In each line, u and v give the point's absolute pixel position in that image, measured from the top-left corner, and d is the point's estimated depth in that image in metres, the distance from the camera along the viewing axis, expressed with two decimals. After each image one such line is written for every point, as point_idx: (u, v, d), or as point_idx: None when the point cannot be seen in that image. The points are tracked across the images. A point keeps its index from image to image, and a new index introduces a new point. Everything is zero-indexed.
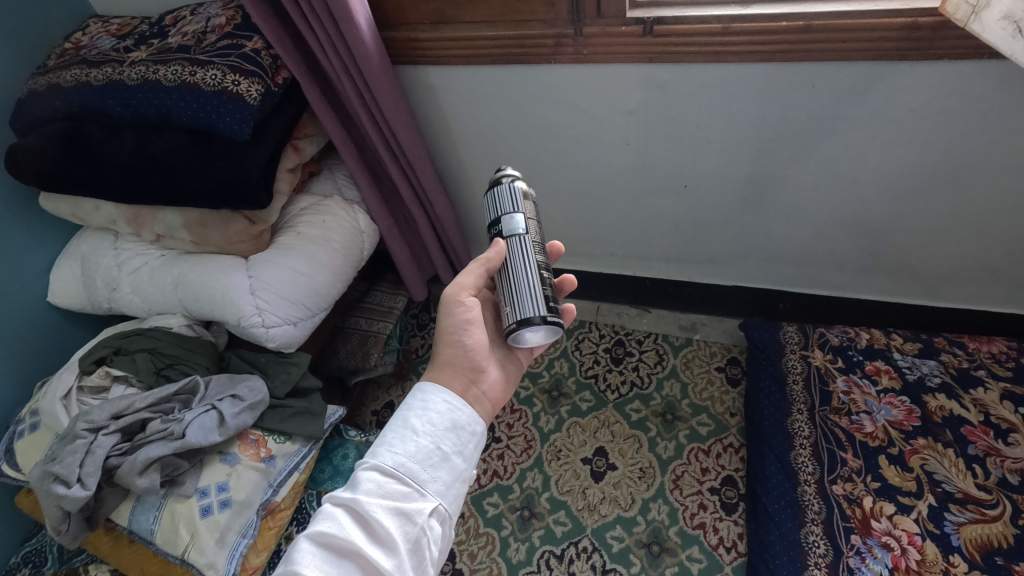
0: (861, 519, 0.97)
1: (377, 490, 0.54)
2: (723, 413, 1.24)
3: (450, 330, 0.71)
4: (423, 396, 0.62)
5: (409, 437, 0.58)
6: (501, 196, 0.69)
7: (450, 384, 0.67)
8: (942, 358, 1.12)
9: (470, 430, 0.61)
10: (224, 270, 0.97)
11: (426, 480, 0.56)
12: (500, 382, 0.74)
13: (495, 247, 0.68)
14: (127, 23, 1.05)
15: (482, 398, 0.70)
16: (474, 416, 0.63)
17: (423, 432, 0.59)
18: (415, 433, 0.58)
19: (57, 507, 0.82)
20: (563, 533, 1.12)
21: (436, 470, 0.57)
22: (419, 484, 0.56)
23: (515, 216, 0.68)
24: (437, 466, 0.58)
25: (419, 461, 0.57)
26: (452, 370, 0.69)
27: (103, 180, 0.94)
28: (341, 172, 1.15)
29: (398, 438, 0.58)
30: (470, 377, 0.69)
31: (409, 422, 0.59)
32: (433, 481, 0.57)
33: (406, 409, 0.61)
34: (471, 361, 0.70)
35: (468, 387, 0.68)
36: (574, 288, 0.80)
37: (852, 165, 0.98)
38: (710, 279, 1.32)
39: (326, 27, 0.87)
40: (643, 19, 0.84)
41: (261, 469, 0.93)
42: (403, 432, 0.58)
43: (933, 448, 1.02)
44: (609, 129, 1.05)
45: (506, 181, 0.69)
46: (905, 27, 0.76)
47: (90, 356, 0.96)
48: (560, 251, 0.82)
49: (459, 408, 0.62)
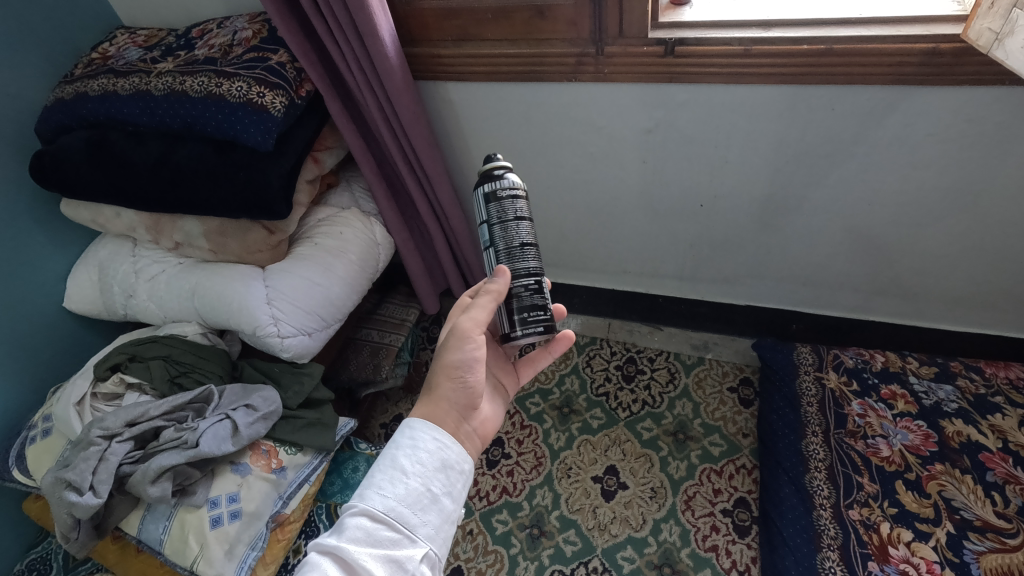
0: (878, 545, 0.95)
1: (365, 538, 0.54)
2: (735, 434, 1.23)
3: (452, 363, 0.68)
4: (412, 433, 0.62)
5: (398, 479, 0.58)
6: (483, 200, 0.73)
7: (443, 422, 0.65)
8: (958, 382, 1.11)
9: (458, 469, 0.62)
10: (242, 280, 0.97)
11: (416, 525, 0.56)
12: (490, 418, 0.74)
13: (499, 275, 0.68)
14: (154, 35, 1.06)
15: (473, 435, 0.69)
16: (463, 453, 0.64)
17: (412, 473, 0.59)
18: (405, 474, 0.58)
19: (68, 515, 0.82)
20: (573, 552, 1.10)
21: (425, 514, 0.57)
22: (409, 530, 0.56)
23: (483, 227, 0.72)
24: (427, 509, 0.57)
25: (409, 505, 0.56)
26: (447, 407, 0.67)
27: (126, 187, 0.95)
28: (359, 185, 1.16)
29: (387, 480, 0.57)
30: (463, 414, 0.68)
31: (399, 462, 0.59)
32: (422, 525, 0.57)
33: (394, 447, 0.61)
34: (467, 398, 0.69)
35: (460, 425, 0.67)
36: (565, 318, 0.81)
37: (869, 188, 0.98)
38: (723, 299, 1.31)
39: (351, 42, 0.89)
40: (664, 39, 0.85)
41: (272, 480, 0.92)
42: (392, 473, 0.58)
43: (950, 474, 1.00)
44: (626, 148, 1.06)
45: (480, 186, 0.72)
46: (926, 53, 0.77)
47: (106, 361, 0.96)
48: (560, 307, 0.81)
49: (448, 446, 0.62)
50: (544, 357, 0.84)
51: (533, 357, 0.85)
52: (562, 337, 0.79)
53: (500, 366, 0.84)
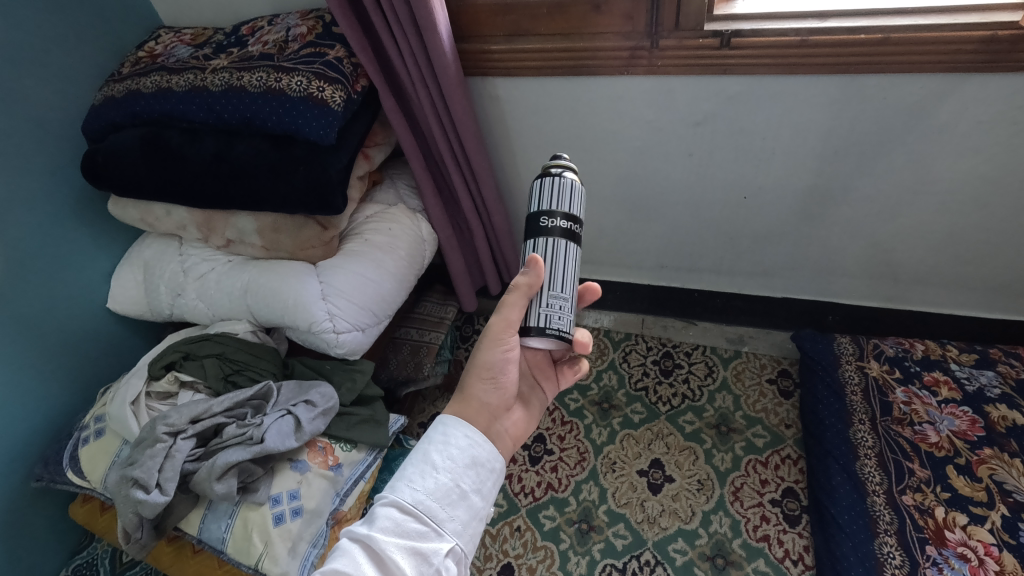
0: (934, 530, 0.96)
1: (393, 529, 0.53)
2: (778, 425, 1.23)
3: (485, 364, 0.70)
4: (445, 430, 0.61)
5: (428, 473, 0.57)
6: (566, 193, 0.67)
7: (475, 419, 0.65)
8: (999, 368, 1.13)
9: (488, 467, 0.61)
10: (297, 276, 0.97)
11: (444, 519, 0.55)
12: (522, 420, 0.73)
13: (531, 268, 0.67)
14: (201, 33, 1.06)
15: (504, 435, 0.69)
16: (494, 452, 0.62)
17: (442, 468, 0.57)
18: (435, 469, 0.57)
19: (133, 513, 0.81)
20: (624, 546, 1.10)
21: (453, 509, 0.56)
22: (436, 523, 0.55)
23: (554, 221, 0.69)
24: (455, 504, 0.56)
25: (437, 499, 0.55)
26: (478, 405, 0.67)
27: (182, 184, 0.95)
28: (403, 182, 1.16)
29: (417, 473, 0.57)
30: (494, 413, 0.69)
31: (429, 457, 0.58)
32: (450, 520, 0.55)
33: (426, 443, 0.60)
34: (499, 398, 0.70)
35: (491, 423, 0.67)
36: (588, 347, 0.77)
37: (915, 177, 1.00)
38: (760, 291, 1.33)
39: (408, 37, 0.89)
40: (720, 32, 0.87)
41: (330, 477, 0.91)
42: (422, 467, 0.57)
43: (999, 457, 1.02)
44: (672, 140, 1.07)
45: (571, 180, 0.67)
46: (984, 40, 0.79)
47: (160, 360, 0.95)
48: (596, 292, 0.78)
49: (479, 444, 0.61)
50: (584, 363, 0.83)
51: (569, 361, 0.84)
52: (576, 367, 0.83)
53: (542, 372, 0.81)
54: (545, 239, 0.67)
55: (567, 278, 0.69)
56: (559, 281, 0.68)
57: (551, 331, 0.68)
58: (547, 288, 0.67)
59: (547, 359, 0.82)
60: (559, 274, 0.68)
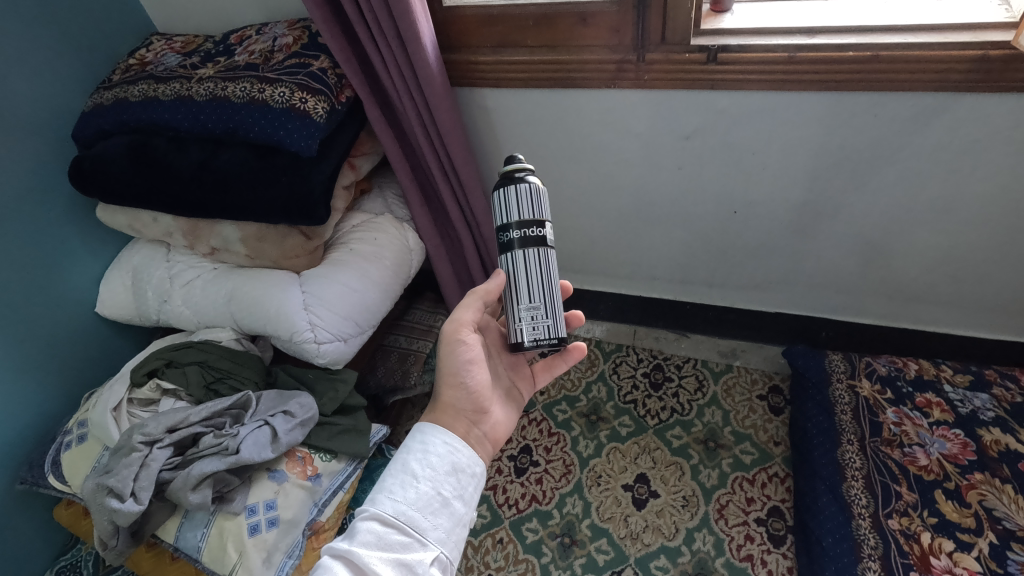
0: (919, 555, 0.94)
1: (376, 542, 0.53)
2: (767, 442, 1.22)
3: (449, 373, 0.70)
4: (423, 439, 0.61)
5: (409, 483, 0.57)
6: (514, 200, 0.66)
7: (452, 426, 0.66)
8: (994, 391, 1.11)
9: (470, 471, 0.61)
10: (280, 285, 0.97)
11: (427, 528, 0.55)
12: (501, 422, 0.73)
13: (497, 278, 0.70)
14: (191, 41, 1.07)
15: (483, 440, 0.69)
16: (475, 457, 0.62)
17: (423, 477, 0.58)
18: (415, 479, 0.58)
19: (109, 521, 0.82)
20: (605, 561, 1.09)
21: (436, 517, 0.56)
22: (420, 533, 0.55)
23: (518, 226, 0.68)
24: (437, 512, 0.57)
25: (419, 508, 0.56)
26: (454, 412, 0.68)
27: (168, 192, 0.95)
28: (391, 191, 1.16)
29: (398, 484, 0.57)
30: (472, 419, 0.69)
31: (409, 467, 0.59)
32: (433, 528, 0.56)
33: (405, 453, 0.60)
34: (474, 402, 0.70)
35: (470, 429, 0.68)
36: (582, 324, 0.79)
37: (907, 196, 0.98)
38: (753, 306, 1.31)
39: (393, 50, 0.89)
40: (707, 46, 0.86)
41: (308, 487, 0.91)
42: (403, 478, 0.57)
43: (990, 483, 1.00)
44: (661, 154, 1.06)
45: (515, 184, 0.66)
46: (976, 59, 0.77)
47: (143, 367, 0.95)
48: (568, 286, 0.78)
49: (458, 450, 0.61)
50: (561, 362, 0.83)
51: (551, 360, 0.83)
52: (573, 350, 0.81)
53: (519, 373, 0.82)
54: (508, 254, 0.68)
55: (535, 287, 0.68)
56: (524, 292, 0.68)
57: (528, 344, 0.69)
58: (515, 303, 0.69)
59: (523, 360, 0.83)
60: (523, 276, 0.68)
